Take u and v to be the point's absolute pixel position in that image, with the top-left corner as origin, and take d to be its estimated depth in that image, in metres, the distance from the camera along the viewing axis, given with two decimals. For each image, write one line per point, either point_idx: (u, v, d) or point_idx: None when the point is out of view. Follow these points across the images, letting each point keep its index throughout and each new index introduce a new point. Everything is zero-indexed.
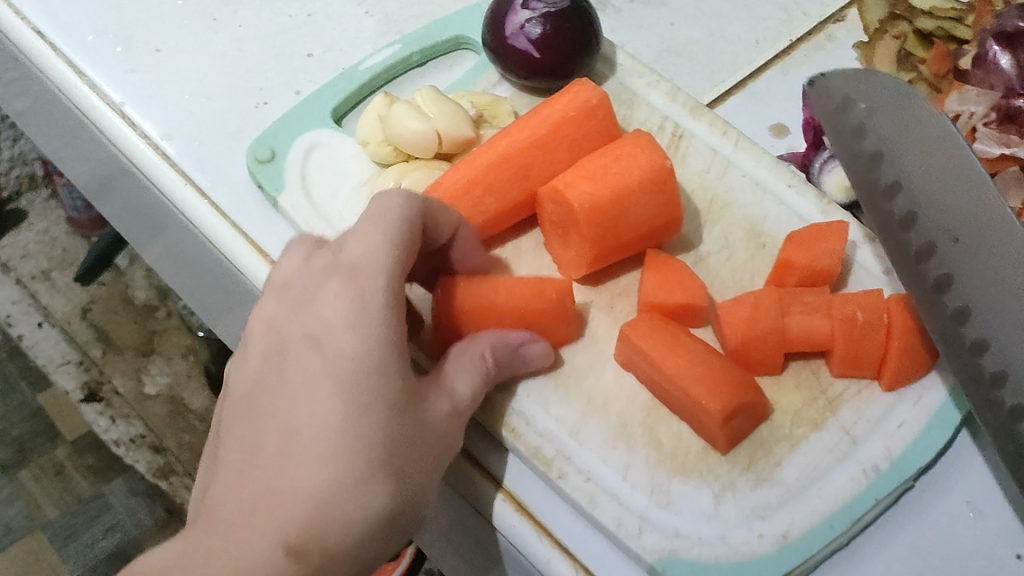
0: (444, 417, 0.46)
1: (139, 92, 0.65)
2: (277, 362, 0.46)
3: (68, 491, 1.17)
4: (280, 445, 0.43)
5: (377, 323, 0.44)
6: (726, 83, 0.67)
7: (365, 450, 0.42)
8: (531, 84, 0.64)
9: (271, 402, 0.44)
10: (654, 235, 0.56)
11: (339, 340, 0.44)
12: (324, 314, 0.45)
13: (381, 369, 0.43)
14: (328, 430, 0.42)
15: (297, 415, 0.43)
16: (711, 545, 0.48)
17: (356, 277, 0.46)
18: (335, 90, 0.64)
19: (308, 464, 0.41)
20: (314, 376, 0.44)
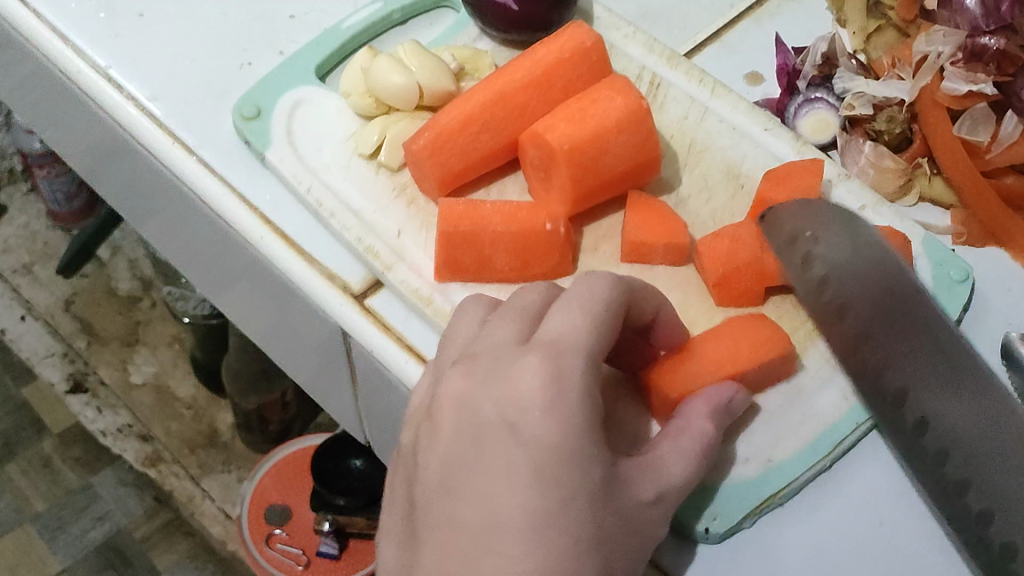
0: (649, 498, 0.43)
1: (124, 56, 0.66)
2: (475, 380, 0.44)
3: (56, 483, 1.18)
4: (485, 484, 0.41)
5: (599, 331, 0.44)
6: (705, 32, 0.69)
7: (570, 484, 0.40)
8: (510, 38, 0.65)
9: (464, 486, 0.41)
10: (634, 175, 0.57)
11: (529, 366, 0.42)
12: (551, 334, 0.44)
13: (585, 399, 0.42)
14: (546, 443, 0.40)
15: (518, 432, 0.41)
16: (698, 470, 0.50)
17: (579, 296, 0.45)
18: (318, 48, 0.65)
19: (514, 494, 0.40)
20: (512, 460, 0.40)
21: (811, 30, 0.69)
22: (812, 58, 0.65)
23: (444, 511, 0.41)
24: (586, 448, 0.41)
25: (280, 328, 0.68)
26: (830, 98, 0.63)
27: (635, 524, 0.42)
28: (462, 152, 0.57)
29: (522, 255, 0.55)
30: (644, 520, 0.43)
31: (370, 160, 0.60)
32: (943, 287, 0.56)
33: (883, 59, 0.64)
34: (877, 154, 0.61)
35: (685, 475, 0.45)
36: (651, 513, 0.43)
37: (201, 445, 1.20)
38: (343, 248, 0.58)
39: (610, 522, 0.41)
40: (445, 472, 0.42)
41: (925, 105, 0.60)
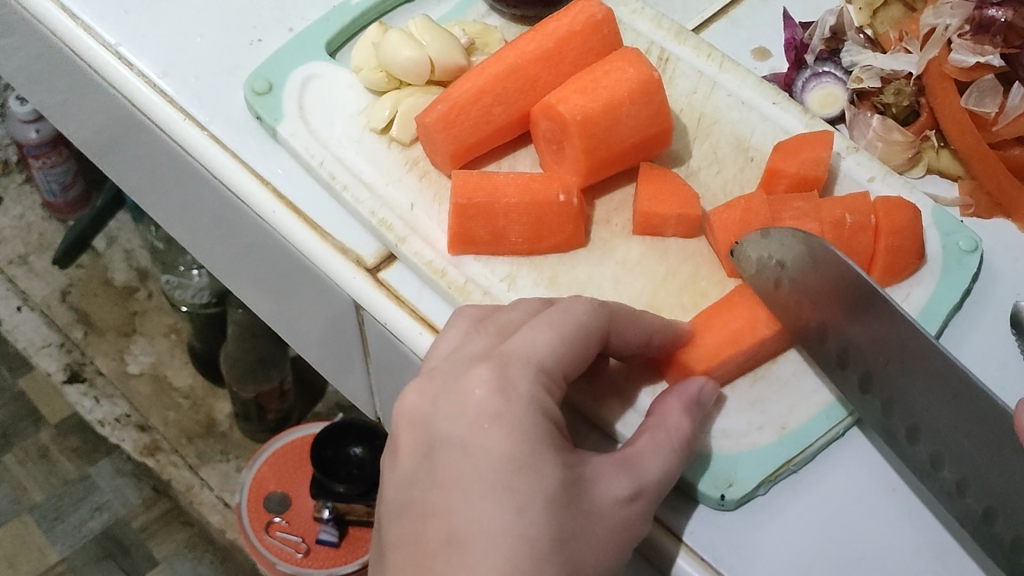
0: (625, 495, 0.43)
1: (133, 33, 0.66)
2: (432, 398, 0.44)
3: (54, 472, 1.18)
4: (452, 500, 0.41)
5: (556, 340, 0.45)
6: (712, 9, 0.70)
7: (530, 488, 0.40)
8: (519, 13, 0.65)
9: (426, 503, 0.42)
10: (646, 146, 0.58)
11: (479, 379, 0.43)
12: (508, 347, 0.45)
13: (534, 407, 0.43)
14: (495, 455, 0.41)
15: (470, 447, 0.42)
16: (712, 439, 0.50)
17: (549, 313, 0.46)
18: (328, 24, 0.65)
19: (471, 507, 0.41)
20: (467, 478, 0.41)
21: (818, 5, 0.69)
22: (820, 31, 0.65)
23: (410, 521, 0.42)
24: (538, 452, 0.41)
25: (290, 305, 0.68)
26: (837, 73, 0.64)
27: (610, 526, 0.42)
28: (475, 124, 0.57)
29: (535, 227, 0.55)
30: (620, 520, 0.43)
31: (382, 134, 0.61)
32: (951, 258, 0.56)
33: (889, 33, 0.64)
34: (885, 127, 0.61)
35: (665, 477, 0.45)
36: (630, 516, 0.43)
37: (200, 434, 1.21)
38: (355, 222, 0.58)
39: (577, 525, 0.41)
40: (405, 491, 0.43)
41: (932, 78, 0.61)
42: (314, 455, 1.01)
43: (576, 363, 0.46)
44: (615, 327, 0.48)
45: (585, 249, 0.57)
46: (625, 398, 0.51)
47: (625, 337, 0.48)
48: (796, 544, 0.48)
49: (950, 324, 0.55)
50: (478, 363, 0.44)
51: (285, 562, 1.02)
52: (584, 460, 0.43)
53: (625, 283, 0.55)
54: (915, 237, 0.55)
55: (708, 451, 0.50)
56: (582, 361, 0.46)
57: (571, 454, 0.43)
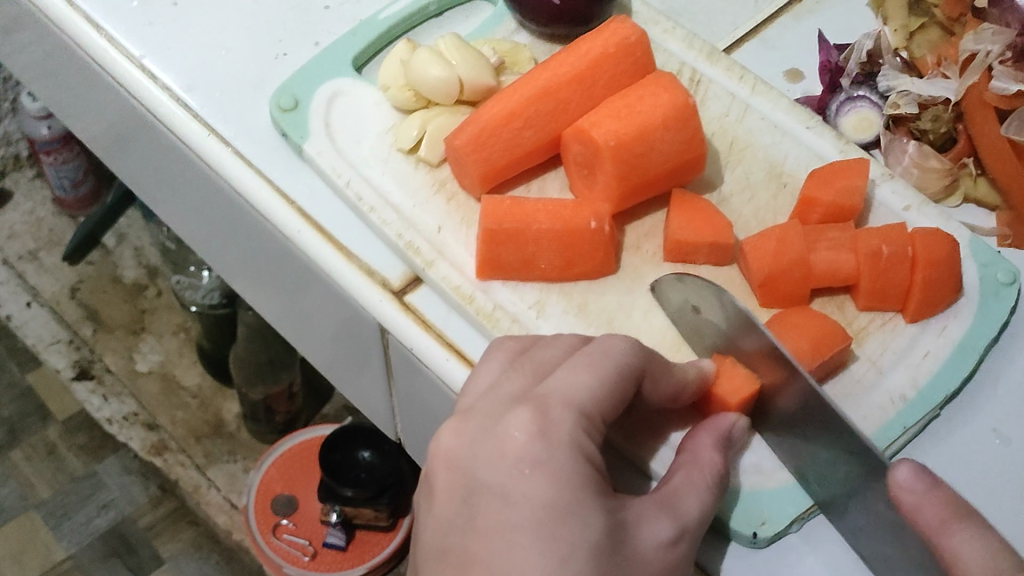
0: (668, 538, 0.42)
1: (157, 44, 0.65)
2: (468, 441, 0.43)
3: (61, 470, 1.17)
4: (493, 550, 0.40)
5: (597, 381, 0.43)
6: (744, 27, 0.69)
7: (573, 538, 0.39)
8: (550, 32, 0.64)
9: (464, 550, 0.41)
10: (679, 172, 0.57)
11: (518, 422, 0.42)
12: (547, 387, 0.43)
13: (576, 451, 0.41)
14: (537, 502, 0.40)
15: (509, 493, 0.41)
16: (745, 474, 0.49)
17: (589, 353, 0.44)
18: (355, 39, 0.64)
19: (512, 557, 0.39)
20: (508, 526, 0.40)
21: (852, 28, 0.68)
22: (857, 55, 0.65)
23: (448, 568, 0.41)
24: (579, 497, 0.40)
25: (307, 321, 0.67)
26: (872, 97, 0.63)
27: (654, 570, 0.41)
28: (506, 147, 0.56)
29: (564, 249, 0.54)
30: (666, 563, 0.41)
31: (408, 154, 0.60)
32: (988, 291, 0.55)
33: (926, 58, 0.63)
34: (921, 155, 0.60)
35: (703, 518, 0.44)
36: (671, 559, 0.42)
37: (207, 433, 1.20)
38: (381, 242, 0.57)
39: (622, 574, 0.40)
40: (444, 534, 0.42)
41: (971, 105, 0.60)
42: (324, 460, 1.00)
43: (616, 406, 0.44)
44: (652, 372, 0.46)
45: (613, 273, 0.56)
46: (656, 432, 0.50)
47: (659, 384, 0.47)
48: None
49: (987, 358, 0.54)
50: (515, 405, 0.43)
51: (292, 565, 1.00)
52: (626, 503, 0.42)
53: (654, 313, 0.54)
54: (951, 269, 0.53)
55: (739, 488, 0.49)
56: (622, 402, 0.45)
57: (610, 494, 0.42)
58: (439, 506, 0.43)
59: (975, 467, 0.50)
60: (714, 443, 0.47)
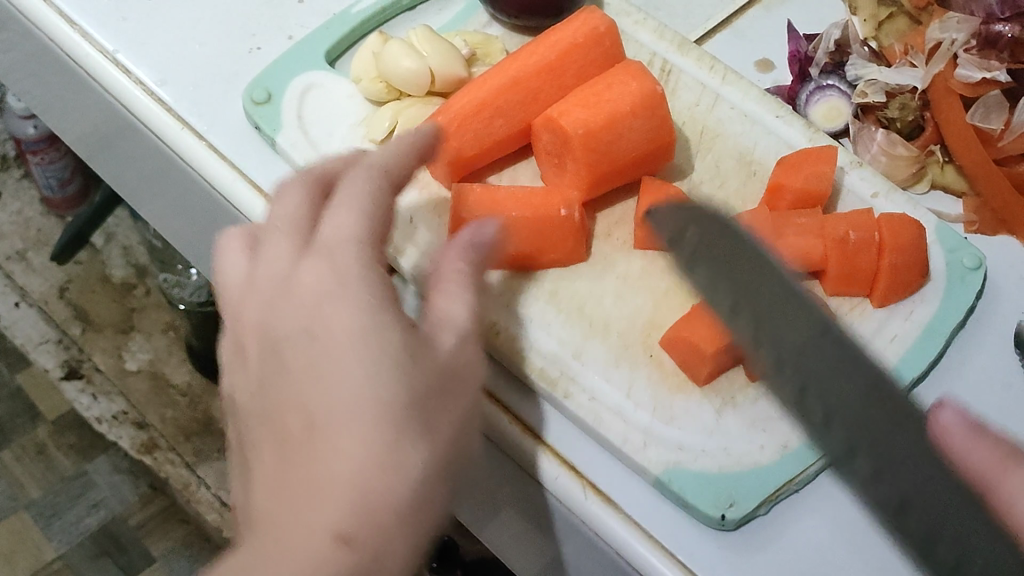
0: (457, 340, 0.42)
1: (132, 40, 0.65)
2: (264, 306, 0.43)
3: (51, 470, 1.19)
4: (321, 420, 0.38)
5: (358, 214, 0.45)
6: (716, 18, 0.69)
7: (412, 422, 0.38)
8: (520, 24, 0.65)
9: (297, 423, 0.39)
10: (648, 161, 0.57)
11: (309, 269, 0.43)
12: (316, 236, 0.44)
13: (367, 277, 0.42)
14: (351, 323, 0.40)
15: (313, 331, 0.41)
16: (713, 458, 0.50)
17: (350, 191, 0.45)
18: (327, 32, 0.65)
19: (351, 429, 0.37)
20: (335, 396, 0.38)
21: (821, 18, 0.69)
22: (825, 44, 0.65)
23: (263, 450, 0.39)
24: (380, 316, 0.41)
25: None
26: (842, 86, 0.63)
27: (445, 366, 0.41)
28: (477, 137, 0.57)
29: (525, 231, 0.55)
30: (459, 362, 0.42)
31: (381, 145, 0.60)
32: (955, 276, 0.56)
33: (895, 46, 0.64)
34: (889, 142, 0.61)
35: None
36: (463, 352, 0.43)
37: (196, 431, 1.19)
38: None
39: (426, 375, 0.40)
40: (257, 417, 0.40)
41: (937, 92, 0.61)
42: None
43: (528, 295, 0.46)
44: None
45: (583, 261, 0.56)
46: (625, 418, 0.51)
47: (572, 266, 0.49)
48: (795, 563, 0.48)
49: (955, 342, 0.55)
50: (298, 256, 0.44)
51: None
52: None
53: (623, 301, 0.55)
54: (917, 254, 0.54)
55: (709, 472, 0.49)
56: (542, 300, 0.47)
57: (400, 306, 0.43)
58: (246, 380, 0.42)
59: None
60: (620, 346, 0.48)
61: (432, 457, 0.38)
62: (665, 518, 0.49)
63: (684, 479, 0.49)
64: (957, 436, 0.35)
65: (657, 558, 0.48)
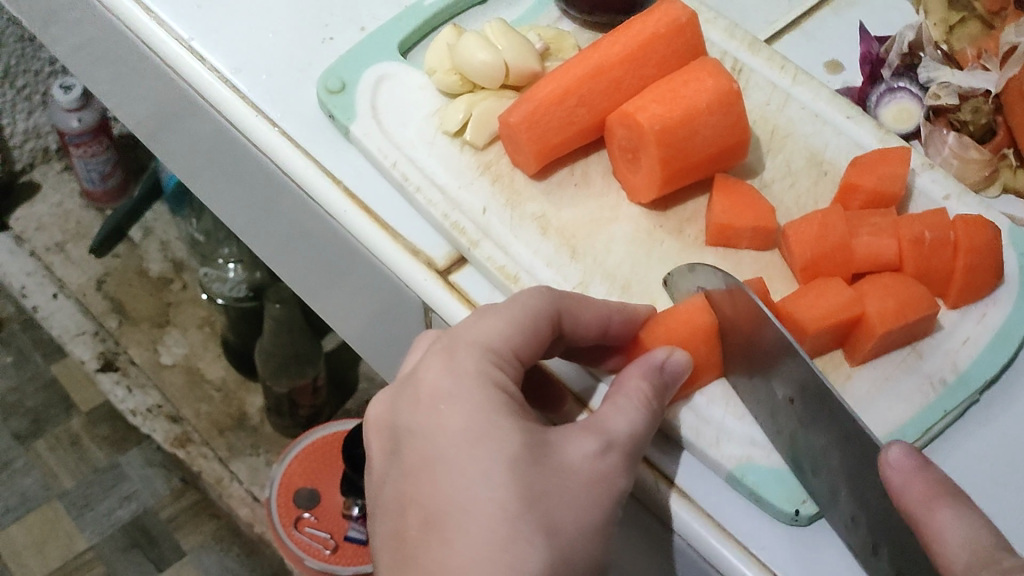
0: (595, 450, 0.43)
1: (206, 28, 0.66)
2: (389, 409, 0.47)
3: (84, 461, 1.18)
4: (456, 512, 0.41)
5: (504, 321, 0.46)
6: (781, 21, 0.69)
7: (535, 540, 0.41)
8: (592, 20, 0.65)
9: (434, 508, 0.42)
10: (722, 157, 0.57)
11: (434, 372, 0.45)
12: (461, 335, 0.47)
13: (485, 382, 0.44)
14: (469, 430, 0.43)
15: (430, 432, 0.44)
16: (785, 454, 0.50)
17: (502, 302, 0.47)
18: (400, 24, 0.65)
19: (475, 513, 0.41)
20: (466, 503, 0.41)
21: (892, 21, 0.69)
22: (898, 47, 0.66)
23: (396, 523, 0.43)
24: (494, 420, 0.43)
25: (346, 300, 0.68)
26: (913, 88, 0.64)
27: (580, 479, 0.43)
28: (559, 124, 0.58)
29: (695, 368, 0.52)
30: (594, 473, 0.43)
31: (454, 137, 0.61)
32: None
33: (966, 50, 0.64)
34: (962, 145, 0.61)
35: (635, 433, 0.45)
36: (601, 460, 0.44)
37: (230, 426, 1.20)
38: (425, 223, 0.58)
39: (546, 481, 0.42)
40: (399, 491, 0.44)
41: (1010, 95, 0.60)
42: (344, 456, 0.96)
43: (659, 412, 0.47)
44: (570, 309, 0.48)
45: (656, 256, 0.56)
46: (698, 413, 0.51)
47: (581, 320, 0.48)
48: None
49: None
50: (424, 356, 0.47)
51: (314, 559, 0.99)
52: (608, 433, 0.44)
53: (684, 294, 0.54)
54: (993, 257, 0.54)
55: (780, 468, 0.49)
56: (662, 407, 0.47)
57: (533, 423, 0.44)
58: (378, 468, 0.47)
59: (1009, 454, 0.51)
60: (642, 373, 0.47)
61: (548, 554, 0.41)
62: (739, 512, 0.49)
63: (756, 473, 0.49)
64: (900, 477, 0.41)
65: (733, 553, 0.48)
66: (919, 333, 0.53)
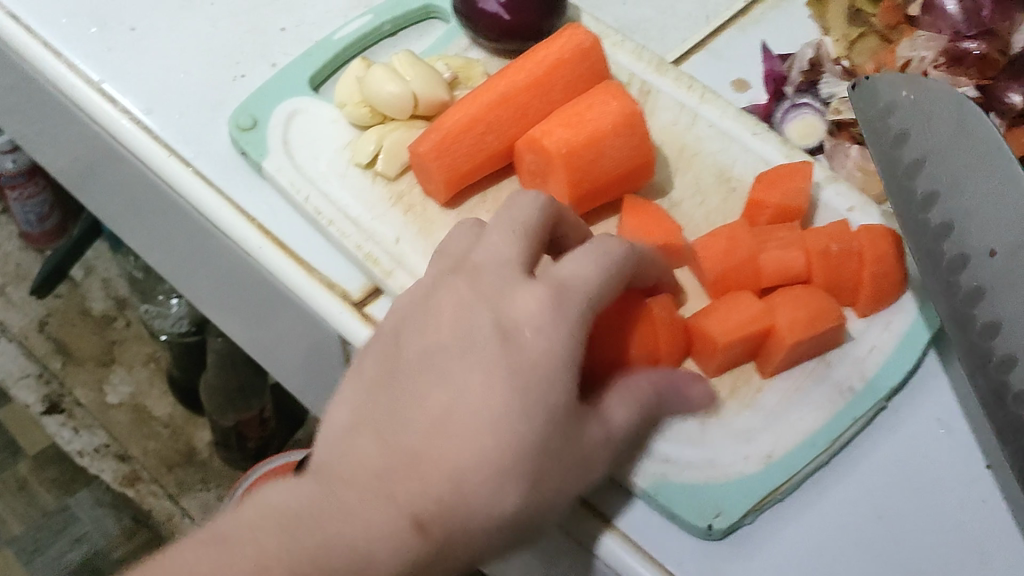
0: (593, 433, 0.46)
1: (117, 71, 0.66)
2: (419, 306, 0.49)
3: (32, 505, 1.14)
4: (465, 439, 0.43)
5: (599, 270, 0.48)
6: (691, 40, 0.71)
7: (508, 487, 0.43)
8: (500, 48, 0.66)
9: (445, 424, 0.44)
10: (631, 177, 0.58)
11: (524, 299, 0.47)
12: (559, 273, 0.48)
13: (565, 333, 0.46)
14: (481, 407, 0.44)
15: (476, 357, 0.46)
16: (700, 468, 0.51)
17: (612, 252, 0.49)
18: (310, 59, 0.66)
19: (468, 452, 0.43)
20: (472, 434, 0.43)
21: (795, 38, 0.71)
22: (799, 64, 0.67)
23: (386, 418, 0.45)
24: (532, 377, 0.44)
25: (273, 337, 0.68)
26: (815, 104, 0.66)
27: (577, 454, 0.45)
28: (468, 151, 0.58)
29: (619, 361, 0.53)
30: (587, 453, 0.46)
31: (366, 168, 0.61)
32: None
33: (866, 64, 0.65)
34: (865, 159, 0.63)
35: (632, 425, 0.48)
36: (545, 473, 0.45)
37: (179, 464, 1.20)
38: (341, 255, 0.59)
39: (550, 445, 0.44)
40: (404, 398, 0.46)
41: None
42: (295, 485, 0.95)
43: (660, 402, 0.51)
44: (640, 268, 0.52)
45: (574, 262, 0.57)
46: None
47: (644, 274, 0.52)
48: (789, 565, 0.48)
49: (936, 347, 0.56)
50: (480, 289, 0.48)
51: None
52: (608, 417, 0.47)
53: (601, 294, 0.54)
54: (898, 264, 0.55)
55: (694, 484, 0.50)
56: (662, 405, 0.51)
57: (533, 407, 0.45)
58: (375, 365, 0.48)
59: (922, 453, 0.52)
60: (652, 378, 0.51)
61: (513, 508, 0.43)
62: (658, 528, 0.50)
63: (670, 488, 0.49)
64: None
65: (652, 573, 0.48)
66: (828, 343, 0.54)
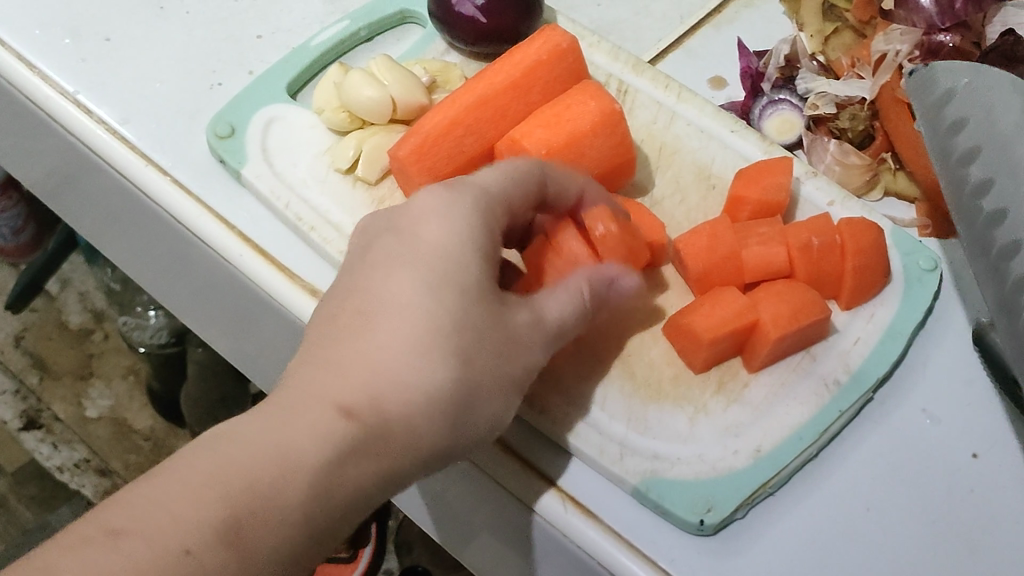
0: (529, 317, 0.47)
1: (93, 82, 0.65)
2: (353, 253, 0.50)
3: (11, 522, 1.12)
4: (386, 322, 0.43)
5: (504, 174, 0.49)
6: (667, 39, 0.71)
7: (439, 365, 0.43)
8: (477, 50, 0.66)
9: (361, 314, 0.44)
10: (611, 175, 0.59)
11: (427, 198, 0.48)
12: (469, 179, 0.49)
13: (473, 220, 0.46)
14: (395, 286, 0.44)
15: (397, 247, 0.46)
16: (689, 465, 0.51)
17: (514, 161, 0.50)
18: (287, 65, 0.65)
19: (388, 338, 0.43)
20: (393, 320, 0.43)
21: (770, 35, 0.71)
22: (776, 60, 0.67)
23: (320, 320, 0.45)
24: (449, 254, 0.45)
25: (254, 346, 0.68)
26: (792, 99, 0.66)
27: (512, 334, 0.46)
28: (447, 155, 0.58)
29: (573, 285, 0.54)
30: (521, 335, 0.46)
31: (346, 174, 0.61)
32: (913, 278, 0.57)
33: (842, 59, 0.67)
34: (842, 152, 0.63)
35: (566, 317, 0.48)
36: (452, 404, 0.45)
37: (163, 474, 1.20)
38: (322, 261, 0.58)
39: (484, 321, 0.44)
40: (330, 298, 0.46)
41: (885, 103, 0.63)
42: None
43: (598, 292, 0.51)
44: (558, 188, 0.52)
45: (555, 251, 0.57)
46: (603, 431, 0.52)
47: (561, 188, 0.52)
48: (781, 560, 0.48)
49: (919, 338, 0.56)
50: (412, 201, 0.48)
51: None
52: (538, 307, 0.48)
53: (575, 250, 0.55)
54: (879, 257, 0.56)
55: (684, 481, 0.50)
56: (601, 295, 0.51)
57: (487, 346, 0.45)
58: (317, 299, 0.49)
59: (910, 444, 0.52)
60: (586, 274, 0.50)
61: (447, 385, 0.43)
62: (649, 526, 0.50)
63: (660, 486, 0.49)
64: None
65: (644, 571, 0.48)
66: (812, 337, 0.55)
